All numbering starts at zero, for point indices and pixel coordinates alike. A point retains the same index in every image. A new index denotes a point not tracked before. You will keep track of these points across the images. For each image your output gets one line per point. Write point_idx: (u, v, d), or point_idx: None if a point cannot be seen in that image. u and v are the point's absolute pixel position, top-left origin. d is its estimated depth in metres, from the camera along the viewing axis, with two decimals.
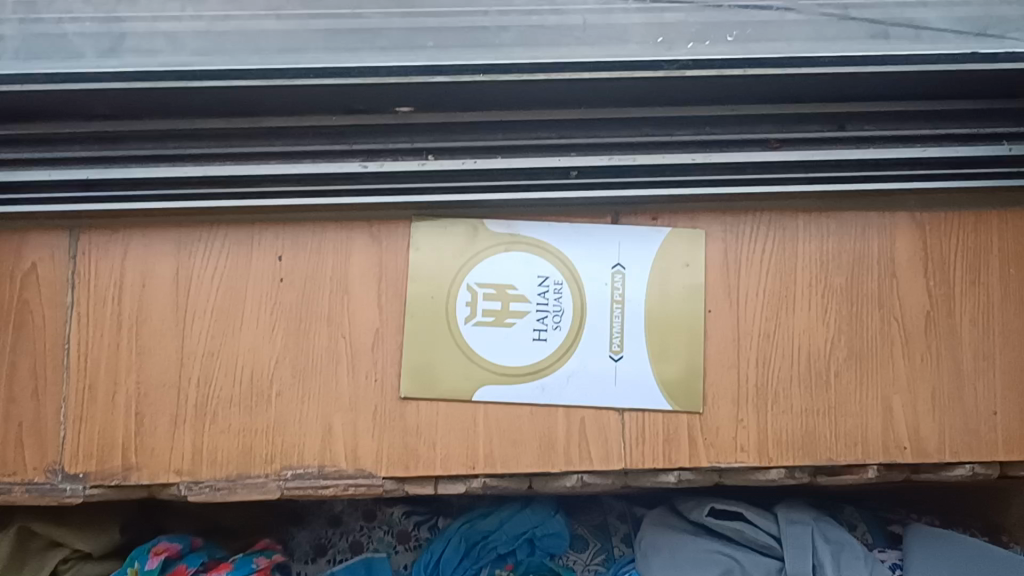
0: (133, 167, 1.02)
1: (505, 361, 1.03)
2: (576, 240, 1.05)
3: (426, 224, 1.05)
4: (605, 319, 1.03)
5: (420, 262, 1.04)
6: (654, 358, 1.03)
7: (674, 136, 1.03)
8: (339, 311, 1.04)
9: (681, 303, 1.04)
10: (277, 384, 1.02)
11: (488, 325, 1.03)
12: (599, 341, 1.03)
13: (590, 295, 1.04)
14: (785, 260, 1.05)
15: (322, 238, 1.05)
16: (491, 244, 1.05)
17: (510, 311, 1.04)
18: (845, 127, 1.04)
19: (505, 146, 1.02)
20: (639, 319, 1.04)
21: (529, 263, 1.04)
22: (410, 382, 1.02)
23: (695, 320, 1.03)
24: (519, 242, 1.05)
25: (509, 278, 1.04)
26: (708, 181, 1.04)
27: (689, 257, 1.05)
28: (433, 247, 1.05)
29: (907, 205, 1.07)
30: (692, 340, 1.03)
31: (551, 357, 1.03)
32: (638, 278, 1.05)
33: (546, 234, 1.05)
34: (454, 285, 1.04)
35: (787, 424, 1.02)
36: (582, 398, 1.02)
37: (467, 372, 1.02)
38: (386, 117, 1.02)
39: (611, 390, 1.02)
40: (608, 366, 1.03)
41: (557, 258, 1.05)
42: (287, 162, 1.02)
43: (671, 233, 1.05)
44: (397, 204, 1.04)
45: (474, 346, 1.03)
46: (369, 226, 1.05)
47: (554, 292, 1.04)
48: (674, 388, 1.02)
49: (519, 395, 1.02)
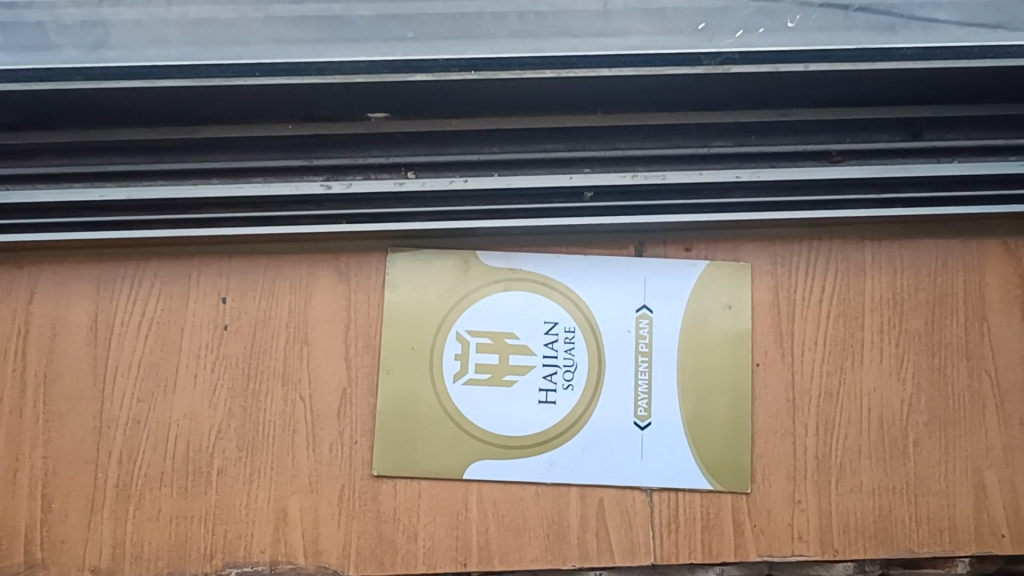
0: (39, 189, 0.81)
1: (504, 429, 0.82)
2: (591, 276, 0.85)
3: (404, 258, 0.85)
4: (629, 376, 0.83)
5: (398, 305, 0.84)
6: (690, 425, 0.83)
7: (712, 148, 0.83)
8: (298, 367, 0.83)
9: (723, 355, 0.84)
10: (219, 459, 0.82)
11: (482, 383, 0.83)
12: (621, 404, 0.83)
13: (609, 345, 0.84)
14: (851, 301, 0.85)
15: (276, 274, 0.85)
16: (484, 282, 0.85)
17: (509, 366, 0.83)
18: (922, 136, 0.83)
19: (505, 163, 0.83)
20: (671, 376, 0.83)
21: (533, 305, 0.84)
22: (387, 456, 0.82)
23: (740, 376, 0.83)
24: (520, 279, 0.85)
25: (507, 324, 0.84)
26: (753, 205, 0.84)
27: (730, 298, 0.85)
28: (413, 287, 0.85)
29: (998, 231, 0.87)
30: (736, 402, 0.83)
31: (562, 424, 0.82)
32: (668, 325, 0.84)
33: (553, 269, 0.85)
34: (441, 335, 0.84)
35: (855, 507, 0.82)
36: (601, 475, 0.82)
37: (457, 444, 0.82)
38: (355, 126, 0.82)
39: (635, 465, 0.82)
40: (633, 435, 0.82)
41: (566, 299, 0.85)
42: (232, 182, 0.82)
43: (709, 266, 0.85)
44: (369, 232, 0.84)
45: (465, 410, 0.83)
46: (334, 259, 0.85)
47: (564, 342, 0.84)
48: (716, 463, 0.82)
49: (523, 472, 0.82)
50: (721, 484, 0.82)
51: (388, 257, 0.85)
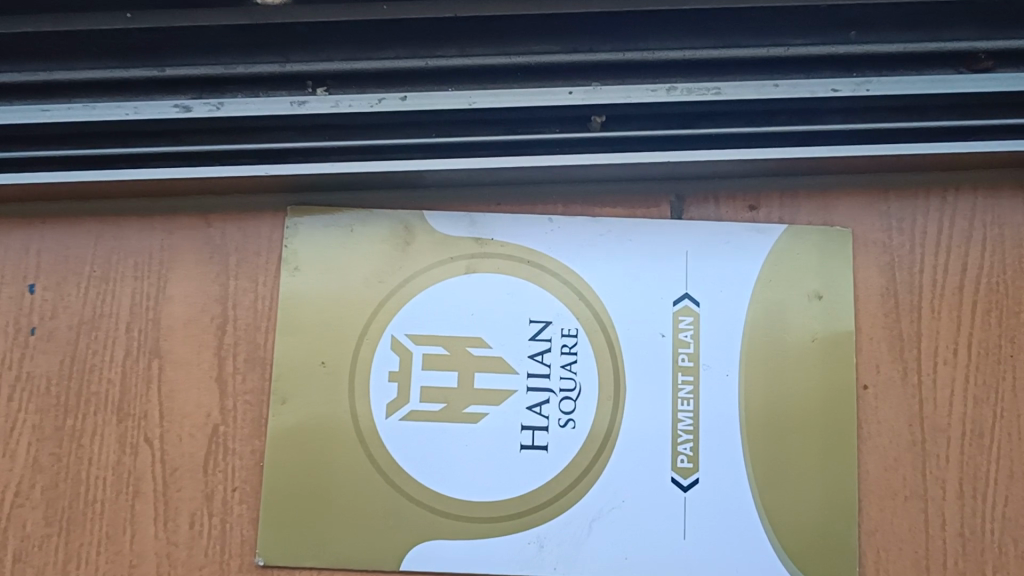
0: None
1: (465, 490, 0.52)
2: (603, 251, 0.55)
3: (310, 221, 0.55)
4: (664, 405, 0.53)
5: (300, 295, 0.54)
6: (761, 487, 0.52)
7: (790, 51, 0.51)
8: (145, 393, 0.53)
9: (809, 374, 0.53)
10: (16, 539, 0.52)
11: (430, 418, 0.52)
12: (651, 450, 0.52)
13: (630, 356, 0.53)
14: (1008, 287, 0.55)
15: (114, 248, 0.55)
16: (434, 260, 0.54)
17: (474, 391, 0.53)
18: None
19: (464, 74, 0.51)
20: (729, 407, 0.53)
21: (511, 295, 0.54)
22: (279, 535, 0.52)
23: (838, 407, 0.53)
24: (490, 255, 0.55)
25: (471, 325, 0.54)
26: (863, 135, 0.53)
27: (821, 284, 0.54)
28: (324, 266, 0.54)
29: None
30: (832, 448, 0.52)
31: (557, 483, 0.52)
32: (721, 324, 0.54)
33: (543, 242, 0.55)
34: (366, 342, 0.54)
35: None
36: (619, 566, 0.51)
37: (391, 515, 0.52)
38: (225, 20, 0.49)
39: (677, 549, 0.51)
40: (670, 499, 0.52)
41: (561, 286, 0.54)
42: (34, 103, 0.51)
43: (788, 235, 0.55)
44: (254, 179, 0.53)
45: (403, 461, 0.52)
46: (205, 224, 0.55)
47: (559, 353, 0.54)
48: (805, 548, 0.51)
49: (496, 560, 0.51)
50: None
51: (286, 221, 0.55)
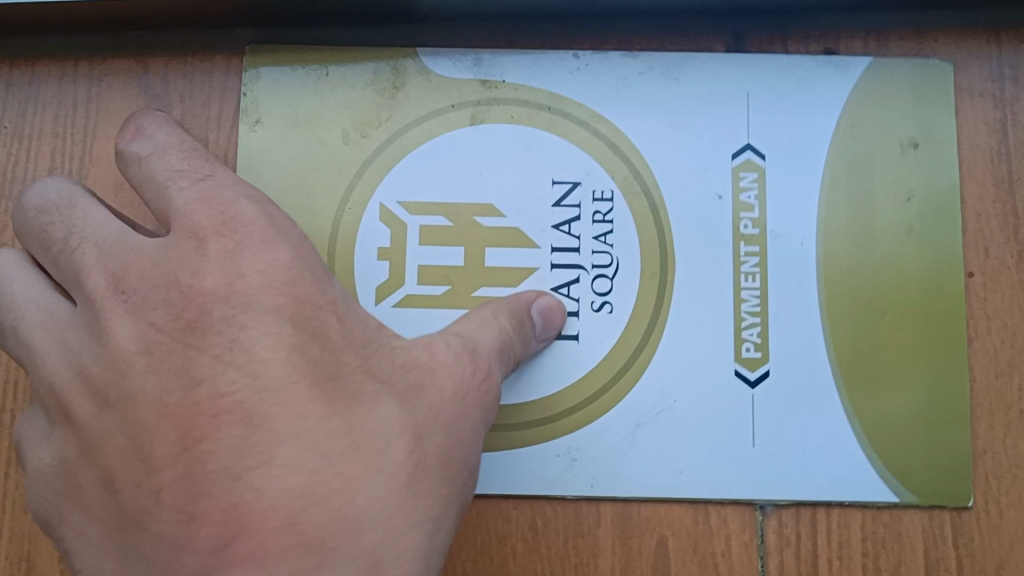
0: None
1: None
2: (644, 100, 0.44)
3: (273, 61, 0.44)
4: (721, 286, 0.42)
5: (266, 153, 0.43)
6: (844, 381, 0.42)
7: None
8: None
9: (903, 245, 0.43)
10: None
11: (430, 303, 0.42)
12: (706, 343, 0.42)
13: (677, 225, 0.43)
14: None
15: (29, 100, 0.44)
16: (432, 107, 0.44)
17: (484, 269, 0.42)
18: None
19: None
20: (802, 284, 0.43)
21: (530, 149, 0.43)
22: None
23: (939, 285, 0.43)
24: (500, 102, 0.44)
25: (480, 187, 0.43)
26: None
27: (916, 130, 0.44)
28: (294, 117, 0.43)
29: None
30: (933, 335, 0.42)
31: (592, 382, 0.41)
32: (788, 188, 0.43)
33: (568, 84, 0.44)
34: (350, 210, 0.43)
35: None
36: (672, 483, 0.41)
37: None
38: None
39: (738, 459, 0.41)
40: (732, 398, 0.42)
41: (590, 138, 0.44)
42: None
43: (873, 71, 0.44)
44: (200, 3, 0.42)
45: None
46: (142, 69, 0.44)
47: (590, 223, 0.43)
48: (903, 455, 0.41)
49: (521, 478, 0.40)
50: (917, 496, 0.41)
51: (244, 62, 0.44)
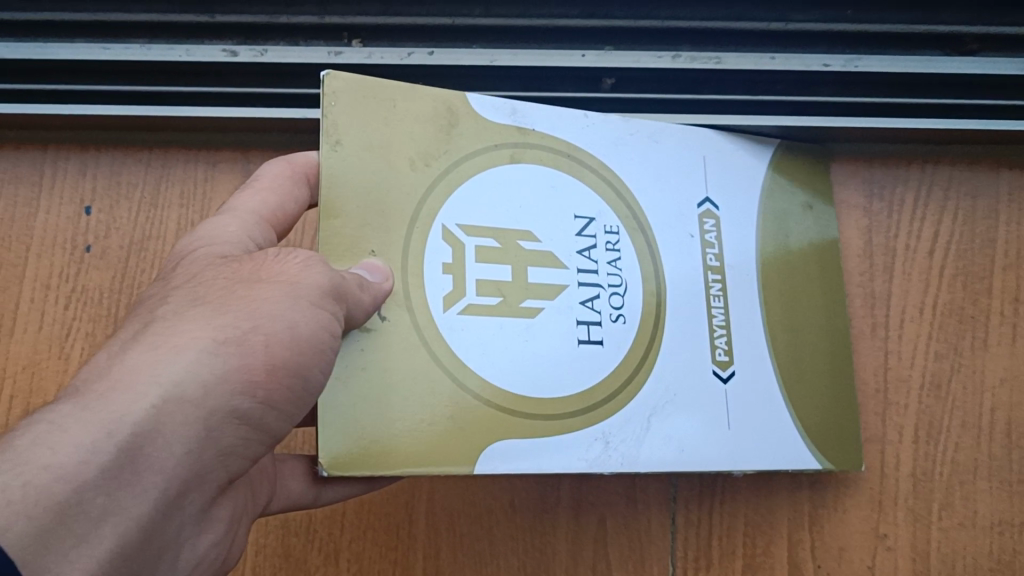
0: None
1: (529, 385, 0.45)
2: (645, 156, 0.53)
3: (350, 90, 0.45)
4: (700, 308, 0.51)
5: (345, 171, 0.43)
6: (786, 383, 0.53)
7: (789, 26, 0.56)
8: None
9: (813, 283, 0.56)
10: None
11: (489, 311, 0.45)
12: (691, 357, 0.50)
13: (670, 267, 0.51)
14: (969, 256, 0.60)
15: (162, 176, 0.61)
16: (479, 145, 0.48)
17: (528, 284, 0.46)
18: None
19: (492, 35, 0.56)
20: (752, 309, 0.53)
21: (559, 187, 0.49)
22: (332, 436, 0.40)
23: (834, 313, 0.57)
24: (534, 146, 0.49)
25: (523, 215, 0.47)
26: (841, 106, 0.59)
27: (808, 196, 0.59)
28: (369, 141, 0.44)
29: None
30: (831, 347, 0.56)
31: (616, 376, 0.47)
32: (736, 234, 0.54)
33: (580, 134, 0.51)
34: (418, 226, 0.45)
35: (970, 550, 0.57)
36: (676, 458, 0.47)
37: (458, 414, 0.43)
38: None
39: (721, 435, 0.49)
40: (711, 388, 0.50)
41: (589, 177, 0.51)
42: (92, 40, 0.56)
43: (777, 157, 0.58)
44: (297, 120, 0.59)
45: (464, 356, 0.43)
46: (244, 158, 0.62)
47: (603, 250, 0.49)
48: (821, 434, 0.53)
49: (559, 461, 0.44)
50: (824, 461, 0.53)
51: (323, 89, 0.44)
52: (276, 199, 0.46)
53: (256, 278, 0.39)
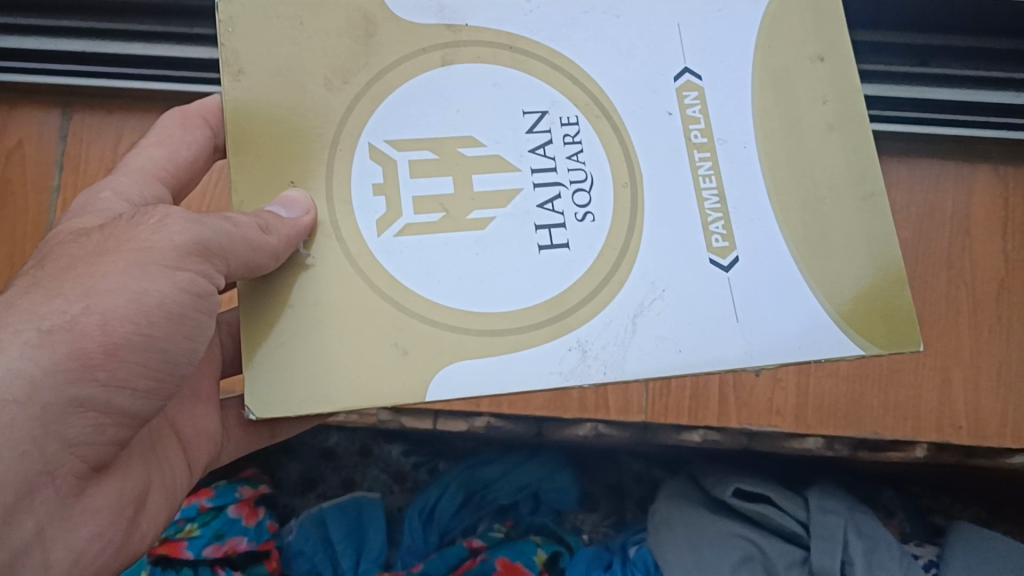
0: (132, 45, 0.93)
1: (470, 301, 0.53)
2: (596, 44, 0.59)
3: (253, 25, 0.55)
4: (689, 197, 0.56)
5: (254, 94, 0.54)
6: (810, 271, 0.55)
7: None
8: None
9: (827, 144, 0.59)
10: None
11: (431, 229, 0.54)
12: (686, 256, 0.55)
13: (638, 140, 0.57)
14: None
15: None
16: (408, 52, 0.57)
17: (474, 197, 0.55)
18: (927, 63, 0.92)
19: None
20: (751, 177, 0.57)
21: (500, 83, 0.58)
22: (271, 384, 0.51)
23: (859, 185, 0.58)
24: (463, 43, 0.58)
25: (467, 129, 0.56)
26: None
27: (819, 48, 0.61)
28: (277, 67, 0.55)
29: (990, 156, 0.95)
30: (867, 216, 0.57)
31: (588, 280, 0.54)
32: (721, 109, 0.58)
33: (520, 26, 0.59)
34: (341, 147, 0.55)
35: (830, 390, 0.90)
36: (671, 359, 0.53)
37: (402, 340, 0.52)
38: None
39: (727, 330, 0.54)
40: (709, 275, 0.55)
41: (551, 73, 0.58)
42: None
43: (774, 4, 0.61)
44: None
45: (406, 281, 0.53)
46: None
47: (562, 146, 0.57)
48: (863, 322, 0.55)
49: (535, 372, 0.52)
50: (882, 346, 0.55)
51: (222, 18, 0.55)
52: (162, 152, 0.67)
53: (115, 250, 0.51)
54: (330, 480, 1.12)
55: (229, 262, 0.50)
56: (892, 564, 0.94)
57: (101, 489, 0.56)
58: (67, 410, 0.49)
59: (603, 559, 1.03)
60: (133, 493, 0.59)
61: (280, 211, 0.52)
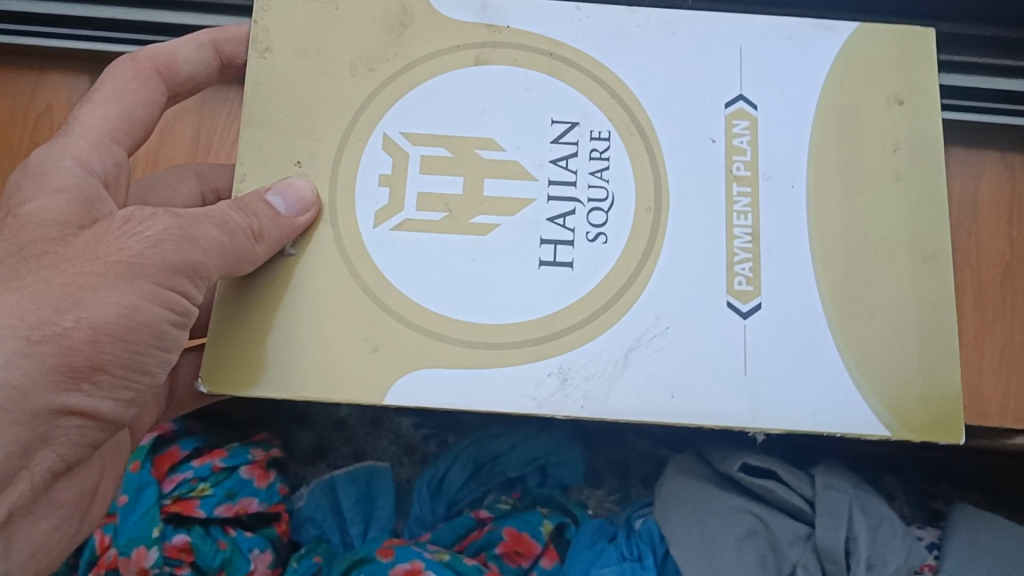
0: (164, 13, 0.97)
1: (453, 307, 0.65)
2: (649, 64, 0.72)
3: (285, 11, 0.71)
4: (721, 233, 0.67)
5: (282, 69, 0.69)
6: (839, 325, 0.65)
7: None
8: None
9: (895, 196, 0.69)
10: None
11: (422, 228, 0.67)
12: (702, 288, 0.66)
13: (671, 170, 0.69)
14: None
15: None
16: (445, 47, 0.71)
17: (478, 205, 0.67)
18: (937, 50, 0.96)
19: None
20: (793, 215, 0.68)
21: (529, 87, 0.70)
22: (221, 366, 0.63)
23: (919, 250, 0.68)
24: (496, 49, 0.71)
25: (482, 131, 0.69)
26: None
27: (899, 94, 0.72)
28: (306, 47, 0.70)
29: (998, 143, 0.97)
30: (923, 276, 0.67)
31: (583, 306, 0.65)
32: (773, 151, 0.70)
33: (567, 33, 0.72)
34: (358, 126, 0.69)
35: None
36: (661, 398, 0.63)
37: (372, 339, 0.64)
38: None
39: (736, 379, 0.64)
40: (725, 322, 0.65)
41: (589, 82, 0.71)
42: None
43: (859, 36, 0.73)
44: None
45: (394, 280, 0.65)
46: None
47: (586, 158, 0.69)
48: (879, 383, 0.65)
49: (504, 391, 0.63)
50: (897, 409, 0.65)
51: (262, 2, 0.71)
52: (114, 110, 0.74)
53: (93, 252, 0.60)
54: (340, 451, 1.14)
55: (213, 267, 0.61)
56: (895, 544, 0.97)
57: (67, 487, 0.69)
58: (54, 415, 0.59)
59: (607, 532, 1.05)
60: (88, 484, 0.72)
61: (277, 201, 0.64)
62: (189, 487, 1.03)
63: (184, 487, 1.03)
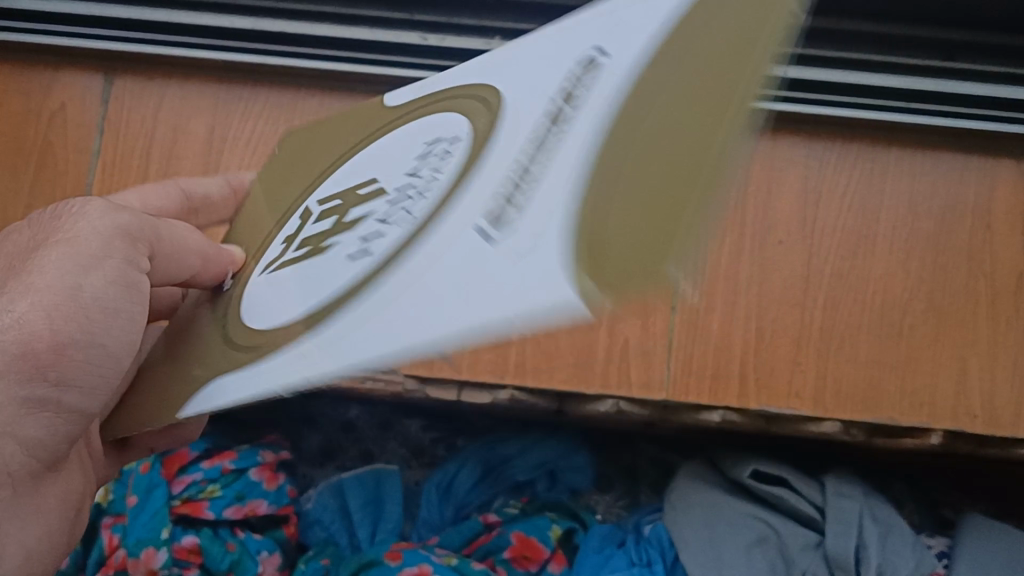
0: (180, 13, 0.97)
1: (257, 323, 0.48)
2: (538, 55, 0.46)
3: None
4: (490, 161, 0.42)
5: None
6: (579, 241, 0.35)
7: None
8: None
9: (669, 53, 0.39)
10: None
11: (289, 257, 0.51)
12: (455, 216, 0.40)
13: (507, 93, 0.45)
14: (869, 198, 0.95)
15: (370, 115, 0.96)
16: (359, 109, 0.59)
17: (343, 219, 0.49)
18: (956, 57, 0.94)
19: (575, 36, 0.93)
20: (579, 138, 0.39)
21: (397, 136, 0.52)
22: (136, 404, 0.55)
23: (712, 125, 0.35)
24: (377, 117, 0.55)
25: (348, 174, 0.53)
26: (785, 98, 0.95)
27: None
28: None
29: (1014, 152, 0.96)
30: (696, 136, 0.35)
31: (342, 290, 0.43)
32: (625, 19, 0.42)
33: (454, 76, 0.51)
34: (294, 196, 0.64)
35: (851, 375, 0.91)
36: (376, 340, 0.38)
37: (219, 349, 0.50)
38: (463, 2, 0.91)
39: (432, 295, 0.37)
40: (472, 247, 0.38)
41: (454, 99, 0.50)
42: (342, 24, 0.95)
43: None
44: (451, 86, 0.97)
45: (247, 322, 0.49)
46: None
47: (431, 154, 0.47)
48: (627, 249, 0.34)
49: (234, 391, 0.45)
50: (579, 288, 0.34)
51: None
52: None
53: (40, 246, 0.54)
54: (349, 453, 1.13)
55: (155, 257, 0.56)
56: (906, 553, 0.96)
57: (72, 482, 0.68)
58: (22, 414, 0.52)
59: (615, 538, 1.04)
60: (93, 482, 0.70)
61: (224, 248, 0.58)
62: (197, 487, 1.04)
63: (194, 487, 1.04)
